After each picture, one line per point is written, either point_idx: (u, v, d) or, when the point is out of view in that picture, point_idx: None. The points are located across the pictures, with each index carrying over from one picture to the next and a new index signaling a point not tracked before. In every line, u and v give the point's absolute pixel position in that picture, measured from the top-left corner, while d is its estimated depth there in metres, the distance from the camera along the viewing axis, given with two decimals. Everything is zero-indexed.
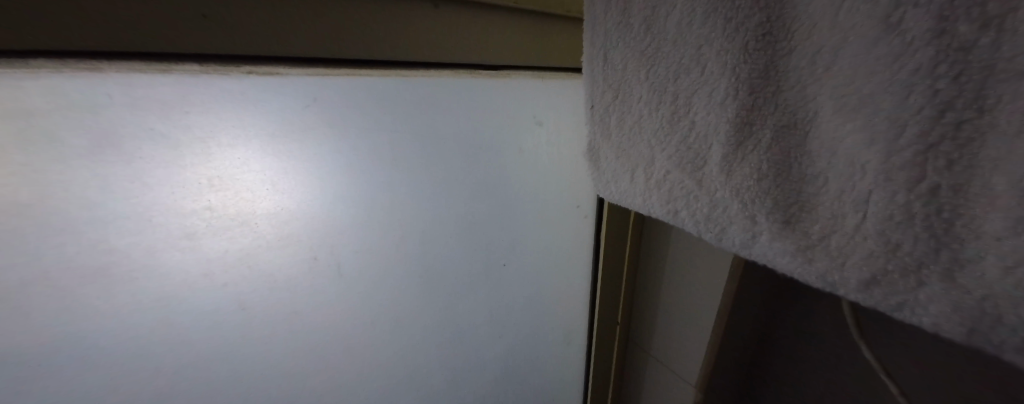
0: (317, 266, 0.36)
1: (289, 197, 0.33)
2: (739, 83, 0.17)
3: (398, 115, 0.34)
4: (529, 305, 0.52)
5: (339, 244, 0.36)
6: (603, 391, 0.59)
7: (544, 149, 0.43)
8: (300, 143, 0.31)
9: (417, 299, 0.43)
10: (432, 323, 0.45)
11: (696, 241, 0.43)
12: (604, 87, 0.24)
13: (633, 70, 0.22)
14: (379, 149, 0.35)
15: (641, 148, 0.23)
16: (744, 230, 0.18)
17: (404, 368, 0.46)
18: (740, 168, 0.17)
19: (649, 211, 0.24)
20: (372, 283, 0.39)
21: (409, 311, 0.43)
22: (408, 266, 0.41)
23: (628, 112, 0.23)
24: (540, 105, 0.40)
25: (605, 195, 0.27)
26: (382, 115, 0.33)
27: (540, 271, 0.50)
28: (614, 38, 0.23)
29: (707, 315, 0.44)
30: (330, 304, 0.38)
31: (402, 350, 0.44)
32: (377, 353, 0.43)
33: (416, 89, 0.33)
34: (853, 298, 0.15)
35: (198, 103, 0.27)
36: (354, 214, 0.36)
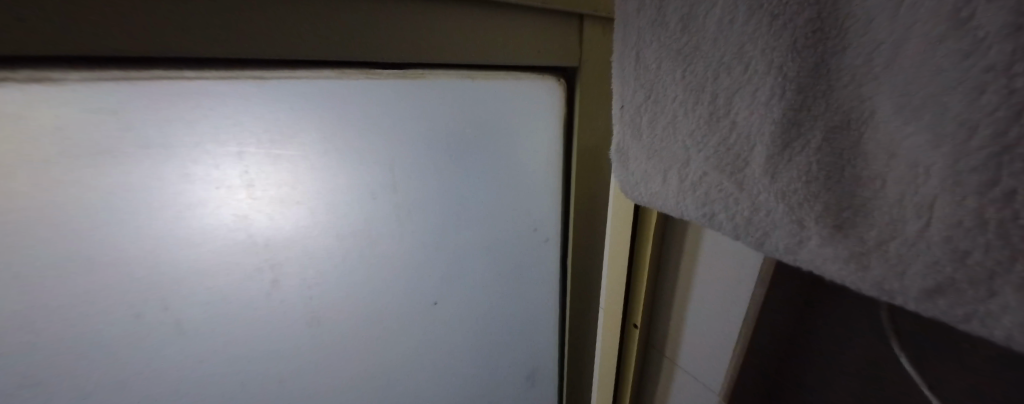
0: (307, 263, 0.37)
1: (275, 195, 0.33)
2: (786, 82, 0.16)
3: (401, 113, 0.36)
4: (525, 290, 0.55)
5: (356, 236, 0.38)
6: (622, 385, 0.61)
7: (528, 159, 0.45)
8: (300, 149, 0.33)
9: (412, 293, 0.45)
10: (429, 315, 0.48)
11: (720, 248, 0.42)
12: (636, 87, 0.24)
13: (668, 69, 0.22)
14: (362, 148, 0.35)
15: (674, 149, 0.22)
16: (791, 234, 0.17)
17: (404, 357, 0.49)
18: (787, 171, 0.17)
19: (682, 214, 0.23)
20: (369, 279, 0.41)
21: (405, 305, 0.45)
22: (403, 262, 0.42)
23: (662, 112, 0.22)
24: (532, 105, 0.41)
25: (634, 197, 0.27)
26: (375, 112, 0.34)
27: (527, 263, 0.53)
28: (647, 37, 0.22)
29: (729, 325, 0.44)
30: (329, 299, 0.40)
31: (399, 342, 0.47)
32: (374, 345, 0.46)
33: (412, 89, 0.35)
34: (912, 307, 0.14)
35: (196, 108, 0.27)
36: (347, 212, 0.37)
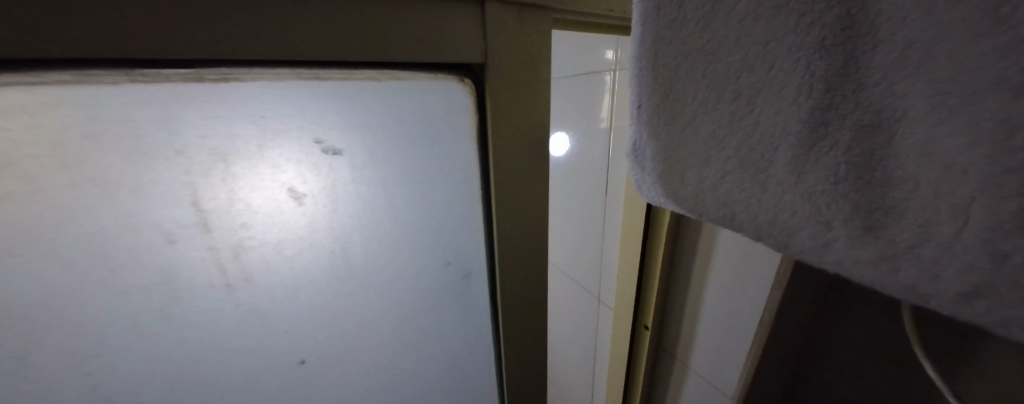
0: (310, 248, 0.39)
1: (297, 182, 0.36)
2: (814, 81, 0.16)
3: (339, 113, 0.34)
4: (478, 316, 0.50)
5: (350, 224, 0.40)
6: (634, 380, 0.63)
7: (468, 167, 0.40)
8: (286, 143, 0.34)
9: (401, 285, 0.45)
10: (418, 310, 0.48)
11: (733, 252, 0.42)
12: (652, 86, 0.23)
13: (687, 68, 0.21)
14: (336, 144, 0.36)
15: (693, 149, 0.22)
16: (816, 236, 0.17)
17: (401, 351, 0.50)
18: (814, 171, 0.17)
19: (703, 214, 0.23)
20: (362, 270, 0.43)
21: (393, 298, 0.46)
22: (393, 253, 0.43)
23: (681, 111, 0.22)
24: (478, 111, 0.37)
25: (651, 196, 0.27)
26: (306, 112, 0.33)
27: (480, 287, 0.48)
28: (664, 37, 0.22)
29: (742, 327, 0.43)
30: (322, 287, 0.42)
31: (388, 339, 0.48)
32: (370, 336, 0.47)
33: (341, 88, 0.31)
34: (946, 310, 0.14)
35: (208, 109, 0.29)
36: (342, 202, 0.39)
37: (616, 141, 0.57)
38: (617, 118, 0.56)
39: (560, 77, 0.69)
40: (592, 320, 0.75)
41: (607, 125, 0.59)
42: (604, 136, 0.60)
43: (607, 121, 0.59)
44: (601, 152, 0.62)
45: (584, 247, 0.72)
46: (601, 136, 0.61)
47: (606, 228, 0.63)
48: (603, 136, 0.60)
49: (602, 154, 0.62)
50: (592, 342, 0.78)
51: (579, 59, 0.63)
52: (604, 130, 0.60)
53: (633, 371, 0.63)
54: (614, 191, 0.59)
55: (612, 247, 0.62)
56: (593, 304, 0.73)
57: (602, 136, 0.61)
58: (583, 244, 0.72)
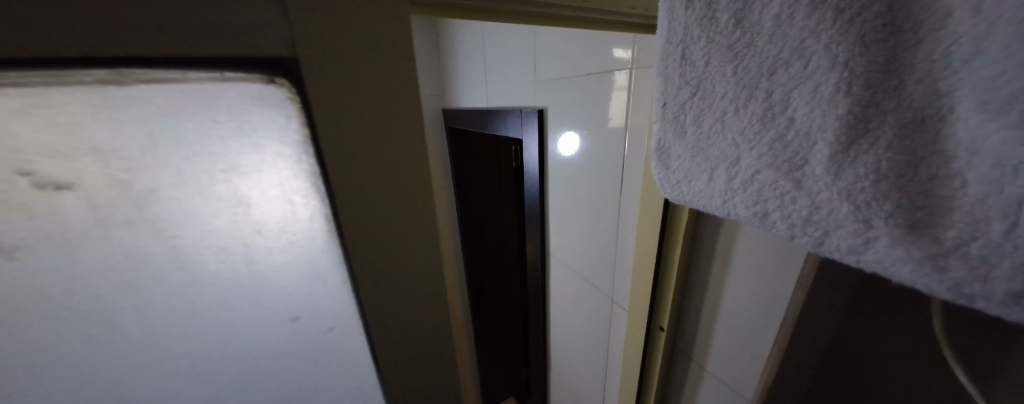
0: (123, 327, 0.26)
1: None
2: (853, 78, 0.16)
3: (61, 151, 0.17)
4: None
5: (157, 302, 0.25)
6: (649, 381, 0.63)
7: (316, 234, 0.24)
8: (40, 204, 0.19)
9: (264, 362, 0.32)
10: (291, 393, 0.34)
11: (753, 256, 0.41)
12: (680, 84, 0.23)
13: (717, 65, 0.21)
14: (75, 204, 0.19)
15: (722, 147, 0.22)
16: (854, 235, 0.17)
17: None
18: (853, 169, 0.16)
19: (731, 213, 0.22)
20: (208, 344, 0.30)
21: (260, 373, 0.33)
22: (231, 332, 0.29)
23: (709, 109, 0.22)
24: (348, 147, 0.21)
25: (675, 195, 0.27)
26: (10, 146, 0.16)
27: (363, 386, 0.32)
28: (694, 34, 0.22)
29: (761, 329, 0.43)
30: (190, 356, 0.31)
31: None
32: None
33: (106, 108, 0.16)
34: (993, 311, 0.14)
35: None
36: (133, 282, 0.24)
37: (631, 141, 0.57)
38: (633, 117, 0.55)
39: (574, 75, 0.69)
40: (604, 319, 0.75)
41: (622, 124, 0.58)
42: (619, 135, 0.60)
43: (622, 120, 0.58)
44: (616, 151, 0.61)
45: (598, 246, 0.72)
46: (617, 136, 0.60)
47: (621, 228, 0.63)
48: (618, 136, 0.60)
49: (616, 153, 0.61)
50: (605, 342, 0.78)
51: (593, 58, 0.63)
52: (619, 129, 0.59)
53: (647, 371, 0.63)
54: (629, 191, 0.59)
55: (626, 247, 0.62)
56: (606, 304, 0.73)
57: (617, 135, 0.60)
58: (597, 243, 0.72)
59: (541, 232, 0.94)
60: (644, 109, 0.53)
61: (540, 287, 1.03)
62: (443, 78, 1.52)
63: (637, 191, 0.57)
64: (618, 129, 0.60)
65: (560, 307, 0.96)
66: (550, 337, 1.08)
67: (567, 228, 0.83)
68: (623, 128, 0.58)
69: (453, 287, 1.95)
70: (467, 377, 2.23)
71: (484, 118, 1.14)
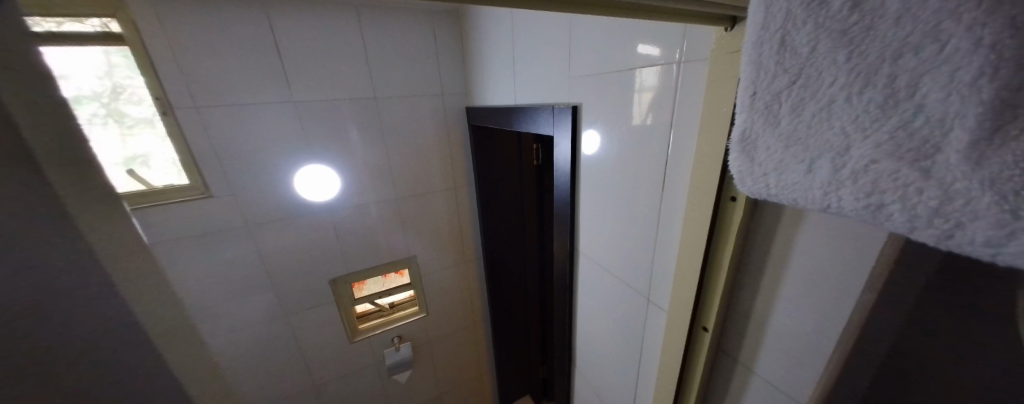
0: None
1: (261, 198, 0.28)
2: (996, 59, 0.14)
3: None
4: None
5: None
6: (689, 381, 0.62)
7: None
8: None
9: None
10: None
11: (814, 257, 0.40)
12: (776, 72, 0.23)
13: (825, 52, 0.20)
14: None
15: (829, 137, 0.21)
16: (996, 226, 0.15)
17: None
18: (995, 158, 0.14)
19: (834, 204, 0.22)
20: None
21: None
22: None
23: (812, 98, 0.21)
24: None
25: (756, 188, 0.26)
26: None
27: None
28: (797, 19, 0.21)
29: (818, 331, 0.42)
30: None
31: None
32: None
33: None
34: None
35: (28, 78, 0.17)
36: None
37: (676, 137, 0.55)
38: (680, 114, 0.54)
39: (613, 70, 0.68)
40: (639, 319, 0.75)
41: (667, 120, 0.57)
42: (662, 132, 0.58)
43: (667, 116, 0.57)
44: (658, 148, 0.60)
45: (635, 245, 0.71)
46: (660, 132, 0.59)
47: (662, 226, 0.62)
48: (662, 132, 0.59)
49: (659, 149, 0.60)
50: (639, 343, 0.77)
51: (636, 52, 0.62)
52: (663, 125, 0.58)
53: (687, 373, 0.62)
54: (673, 189, 0.58)
55: (669, 246, 0.61)
56: (642, 304, 0.72)
57: (660, 131, 0.59)
58: (635, 242, 0.71)
59: (570, 230, 0.93)
60: (693, 104, 0.51)
61: (567, 285, 1.02)
62: (468, 75, 1.52)
63: (683, 189, 0.56)
64: (662, 125, 0.58)
65: (589, 306, 0.95)
66: (576, 336, 1.08)
67: (600, 226, 0.82)
68: (668, 124, 0.57)
69: (473, 283, 1.97)
70: (487, 372, 2.25)
71: (511, 114, 1.14)
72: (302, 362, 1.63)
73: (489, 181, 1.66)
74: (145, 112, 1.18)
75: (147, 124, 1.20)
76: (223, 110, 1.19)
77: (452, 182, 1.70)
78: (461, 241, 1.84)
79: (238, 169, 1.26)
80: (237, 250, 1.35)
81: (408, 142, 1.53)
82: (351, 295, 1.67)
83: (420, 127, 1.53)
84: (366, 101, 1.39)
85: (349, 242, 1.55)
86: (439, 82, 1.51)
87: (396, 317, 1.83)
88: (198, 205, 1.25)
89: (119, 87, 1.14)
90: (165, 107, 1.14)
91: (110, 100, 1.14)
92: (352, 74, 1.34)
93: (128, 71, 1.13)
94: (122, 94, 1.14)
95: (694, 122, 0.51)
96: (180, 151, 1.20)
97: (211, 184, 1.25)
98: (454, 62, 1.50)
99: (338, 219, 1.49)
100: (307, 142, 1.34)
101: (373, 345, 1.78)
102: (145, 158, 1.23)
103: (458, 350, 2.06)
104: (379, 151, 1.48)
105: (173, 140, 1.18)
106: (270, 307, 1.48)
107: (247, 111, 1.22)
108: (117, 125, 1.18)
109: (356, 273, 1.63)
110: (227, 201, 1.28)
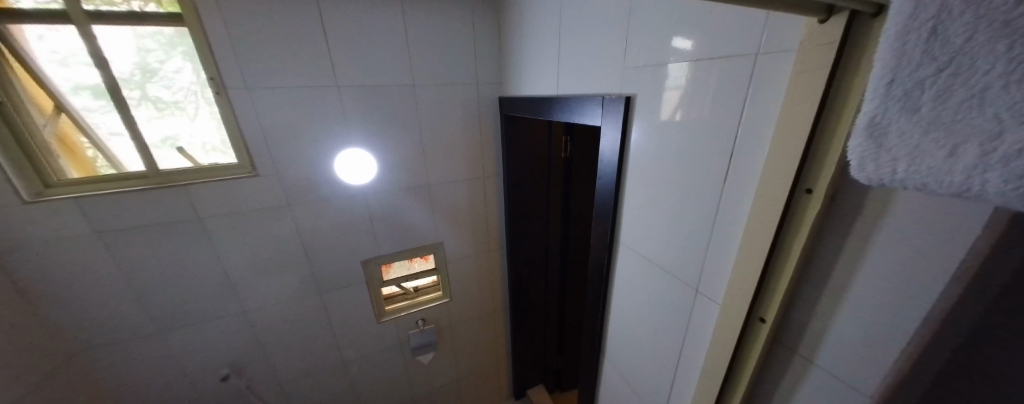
0: None
1: None
2: None
3: None
4: None
5: None
6: (740, 372, 0.63)
7: None
8: None
9: None
10: None
11: (893, 252, 0.41)
12: (924, 60, 0.24)
13: (982, 41, 0.21)
14: None
15: (979, 121, 0.21)
16: None
17: None
18: None
19: (972, 188, 0.22)
20: None
21: None
22: None
23: (962, 85, 0.22)
24: None
25: (885, 172, 0.28)
26: None
27: None
28: (954, 8, 0.22)
29: (892, 325, 0.43)
30: None
31: None
32: None
33: None
34: None
35: None
36: None
37: (746, 130, 0.56)
38: (753, 106, 0.54)
39: (666, 63, 0.70)
40: (684, 310, 0.76)
41: (738, 112, 0.57)
42: (730, 124, 0.59)
43: (738, 107, 0.57)
44: (724, 140, 0.60)
45: (687, 237, 0.72)
46: (727, 125, 0.59)
47: (722, 218, 0.63)
48: (729, 124, 0.59)
49: (726, 142, 0.60)
50: (682, 333, 0.78)
51: (678, 46, 0.68)
52: (732, 117, 0.58)
53: (738, 362, 0.63)
54: (739, 182, 0.58)
55: (729, 238, 0.62)
56: (689, 296, 0.74)
57: (728, 123, 0.59)
58: (687, 234, 0.72)
59: (613, 221, 0.94)
60: (772, 96, 0.51)
61: (603, 276, 1.03)
62: (503, 65, 1.53)
63: (751, 181, 0.56)
64: (730, 116, 0.59)
65: (626, 297, 0.97)
66: (607, 326, 1.10)
67: (648, 218, 0.83)
68: (739, 116, 0.57)
69: (494, 272, 2.00)
70: (504, 359, 2.29)
71: (551, 105, 1.15)
72: (332, 339, 1.69)
73: (518, 171, 1.68)
74: (173, 94, 1.25)
75: (176, 108, 1.27)
76: (272, 91, 1.23)
77: (480, 172, 1.72)
78: (487, 230, 1.87)
79: (282, 150, 1.31)
80: (277, 228, 1.40)
81: (441, 129, 1.55)
82: (380, 277, 1.73)
83: (454, 115, 1.55)
84: (404, 88, 1.41)
85: (381, 225, 1.60)
86: (475, 70, 1.52)
87: (420, 301, 1.88)
88: (245, 184, 1.30)
89: (152, 70, 1.20)
90: (219, 87, 1.18)
91: (142, 82, 1.20)
92: (391, 60, 1.36)
93: (162, 56, 1.20)
94: (154, 78, 1.21)
95: (772, 114, 0.52)
96: (230, 132, 1.25)
97: (258, 164, 1.29)
98: (489, 51, 1.51)
99: (371, 202, 1.53)
100: (348, 126, 1.37)
101: (398, 327, 1.84)
102: (176, 139, 1.29)
103: (477, 336, 2.10)
104: (414, 138, 1.50)
105: (224, 119, 1.22)
106: (306, 285, 1.54)
107: (294, 93, 1.26)
108: (151, 109, 1.24)
109: (386, 256, 1.68)
110: (271, 180, 1.33)
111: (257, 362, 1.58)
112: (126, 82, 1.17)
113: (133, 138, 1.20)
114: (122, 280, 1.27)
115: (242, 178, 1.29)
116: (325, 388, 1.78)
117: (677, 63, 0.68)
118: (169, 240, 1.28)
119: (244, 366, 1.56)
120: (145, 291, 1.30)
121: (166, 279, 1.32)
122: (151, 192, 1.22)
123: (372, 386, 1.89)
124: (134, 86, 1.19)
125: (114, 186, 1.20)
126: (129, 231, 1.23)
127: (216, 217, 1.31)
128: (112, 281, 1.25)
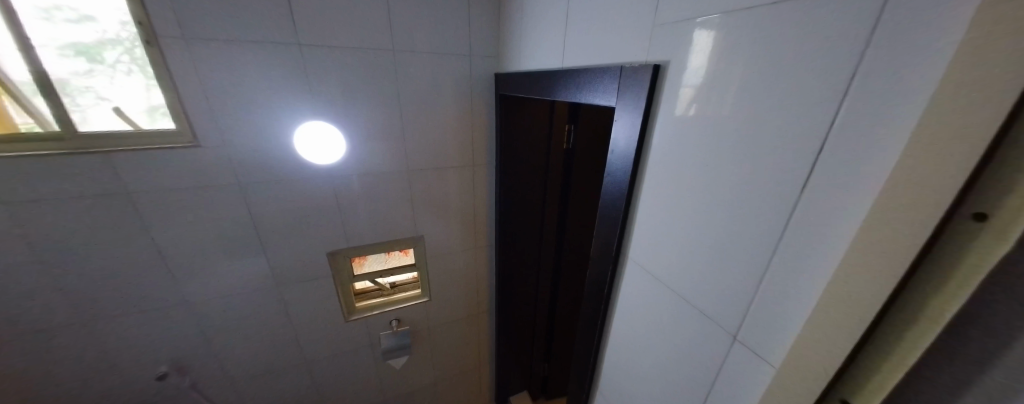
0: None
1: None
2: None
3: None
4: None
5: None
6: None
7: None
8: None
9: None
10: None
11: None
12: None
13: None
14: None
15: None
16: None
17: None
18: None
19: None
20: None
21: None
22: None
23: None
24: None
25: None
26: None
27: None
28: None
29: None
30: None
31: None
32: None
33: None
34: None
35: None
36: None
37: (858, 107, 0.34)
38: (880, 66, 0.32)
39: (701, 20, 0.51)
40: (714, 357, 0.57)
41: (845, 78, 0.35)
42: (827, 97, 0.37)
43: (847, 70, 0.35)
44: (814, 124, 0.38)
45: (731, 263, 0.51)
46: (822, 99, 0.37)
47: (798, 242, 0.42)
48: (827, 98, 0.37)
49: (816, 127, 0.38)
50: (707, 386, 0.59)
51: None
52: (833, 86, 0.36)
53: None
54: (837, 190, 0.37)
55: (810, 274, 0.41)
56: (724, 341, 0.54)
57: (822, 96, 0.37)
58: (731, 258, 0.51)
59: (621, 230, 0.74)
60: (924, 46, 0.29)
61: (602, 296, 0.83)
62: (501, 35, 1.31)
63: (868, 190, 0.35)
64: (829, 86, 0.37)
65: (630, 324, 0.78)
66: (604, 353, 0.91)
67: (670, 231, 0.62)
68: (845, 84, 0.35)
69: (480, 272, 1.82)
70: (487, 363, 2.13)
71: (553, 82, 0.94)
72: (292, 337, 1.51)
73: (513, 162, 1.47)
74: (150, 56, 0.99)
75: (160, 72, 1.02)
76: (216, 46, 1.01)
77: (470, 160, 1.52)
78: (474, 225, 1.68)
79: (229, 118, 1.09)
80: (225, 211, 1.20)
81: (426, 107, 1.34)
82: (350, 271, 1.54)
83: (442, 92, 1.33)
84: (382, 54, 1.20)
85: (352, 214, 1.39)
86: (467, 39, 1.29)
87: (396, 299, 1.70)
88: (186, 156, 1.10)
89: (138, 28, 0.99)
90: (149, 35, 0.96)
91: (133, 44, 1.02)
92: (367, 20, 1.13)
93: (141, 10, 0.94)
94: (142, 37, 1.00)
95: (930, 76, 0.29)
96: (165, 92, 1.03)
97: (200, 132, 1.08)
98: (486, 18, 1.29)
99: (340, 186, 1.32)
100: (312, 94, 1.16)
101: (369, 327, 1.66)
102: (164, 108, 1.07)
103: (458, 339, 1.93)
104: (393, 115, 1.30)
105: (158, 76, 1.01)
106: (262, 276, 1.35)
107: (244, 50, 1.04)
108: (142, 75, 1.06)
109: (357, 248, 1.48)
110: (217, 154, 1.12)
111: (204, 359, 1.40)
112: (116, 43, 1.02)
113: (43, 95, 0.98)
114: (32, 262, 1.07)
115: (181, 148, 1.08)
116: (285, 389, 1.61)
117: (705, 23, 0.51)
118: (91, 218, 1.08)
119: (189, 362, 1.38)
120: (64, 274, 1.11)
121: (90, 262, 1.13)
122: (65, 159, 1.00)
123: (339, 388, 1.72)
124: (125, 48, 1.02)
125: (25, 147, 0.97)
126: (36, 204, 1.01)
127: (151, 193, 1.11)
128: (19, 262, 1.05)
